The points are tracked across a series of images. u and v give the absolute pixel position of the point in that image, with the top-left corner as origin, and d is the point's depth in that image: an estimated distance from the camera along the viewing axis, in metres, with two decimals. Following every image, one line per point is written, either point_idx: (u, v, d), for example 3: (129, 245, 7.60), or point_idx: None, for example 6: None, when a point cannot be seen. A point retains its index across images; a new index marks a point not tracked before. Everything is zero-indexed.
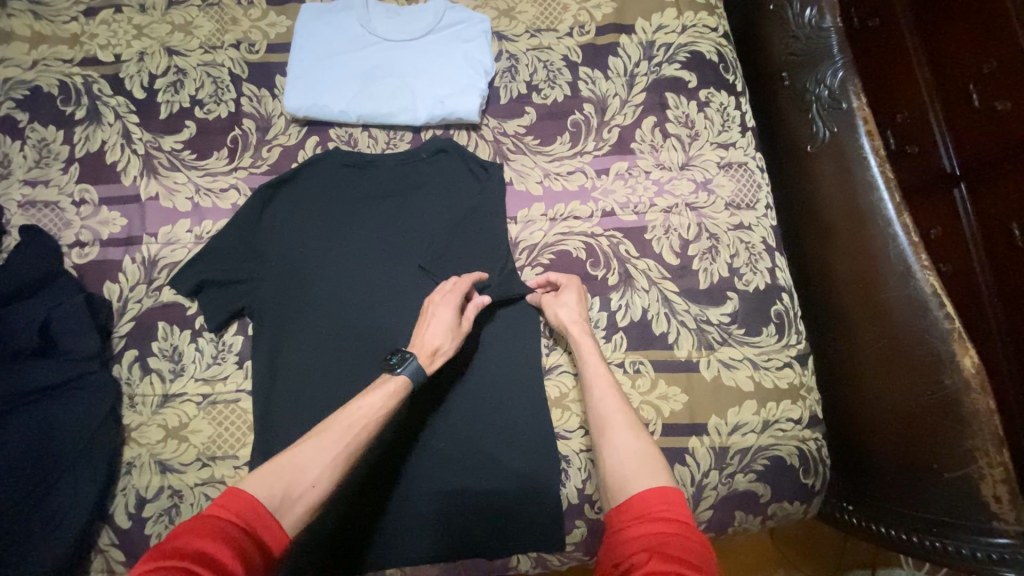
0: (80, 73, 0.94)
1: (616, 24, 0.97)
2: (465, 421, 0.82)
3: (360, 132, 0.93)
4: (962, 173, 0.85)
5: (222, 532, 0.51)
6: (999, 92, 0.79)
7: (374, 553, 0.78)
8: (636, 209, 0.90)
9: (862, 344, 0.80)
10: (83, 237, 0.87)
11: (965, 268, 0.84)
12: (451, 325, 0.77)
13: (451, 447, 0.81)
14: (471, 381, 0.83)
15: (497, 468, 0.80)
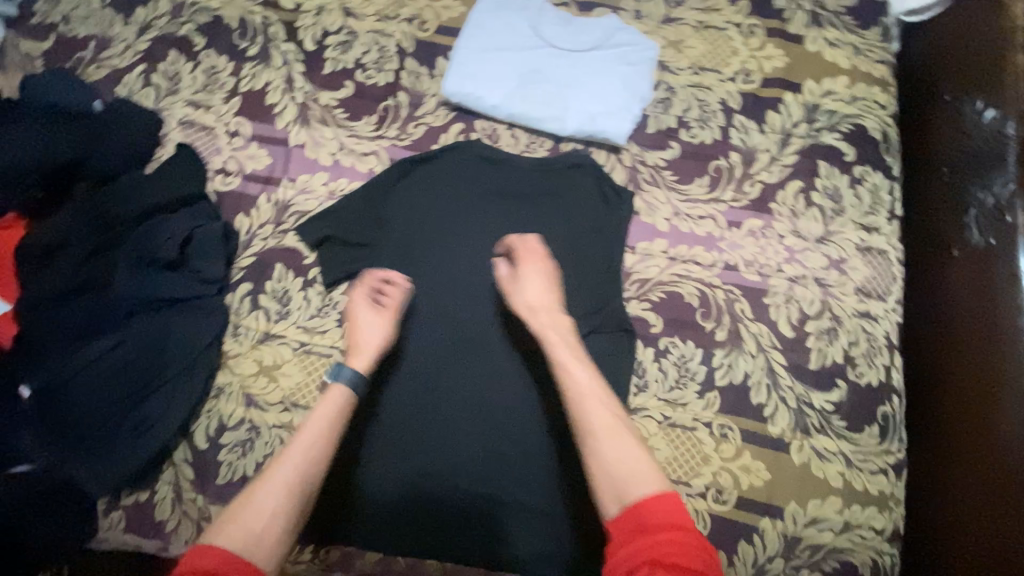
0: (261, 13, 0.99)
1: (783, 80, 0.94)
2: (498, 427, 0.79)
3: (504, 129, 0.93)
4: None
5: None
6: None
7: (373, 535, 0.76)
8: (760, 270, 0.87)
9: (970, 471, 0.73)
10: (228, 166, 0.91)
11: None
12: (371, 315, 0.77)
13: (474, 451, 0.78)
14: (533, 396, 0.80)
15: (519, 486, 0.77)
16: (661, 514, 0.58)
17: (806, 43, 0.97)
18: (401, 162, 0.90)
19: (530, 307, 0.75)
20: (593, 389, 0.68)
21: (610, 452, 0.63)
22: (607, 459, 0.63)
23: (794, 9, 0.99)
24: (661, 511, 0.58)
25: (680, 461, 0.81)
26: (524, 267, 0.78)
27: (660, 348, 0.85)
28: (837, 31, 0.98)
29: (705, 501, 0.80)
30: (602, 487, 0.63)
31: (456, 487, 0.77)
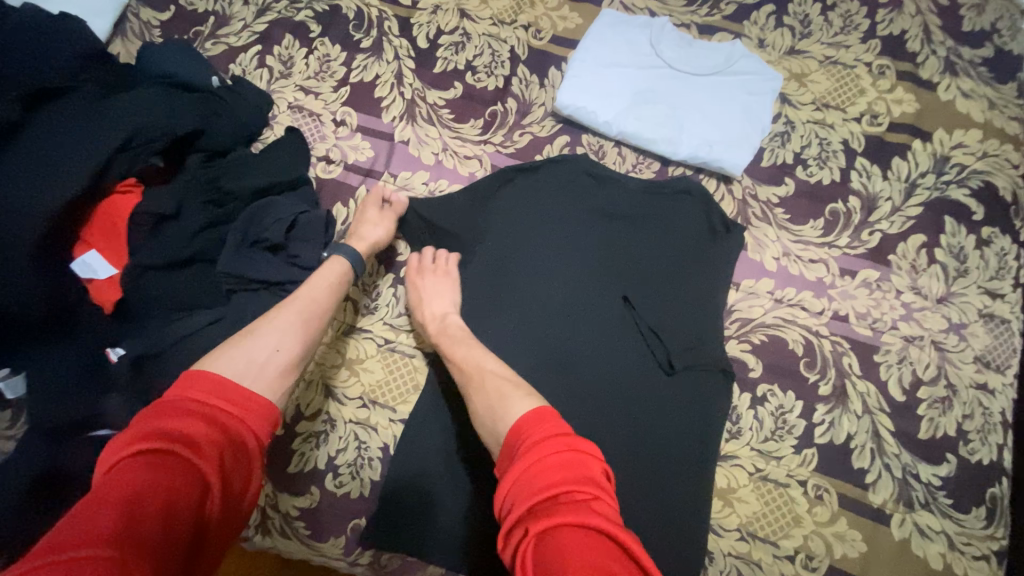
0: (377, 6, 0.99)
1: (912, 126, 0.89)
2: None
3: (611, 147, 0.91)
4: None
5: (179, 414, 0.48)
6: None
7: (443, 548, 0.75)
8: (873, 325, 0.81)
9: None
10: (332, 154, 0.92)
11: None
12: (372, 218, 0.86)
13: None
14: (624, 429, 0.77)
15: None
16: (540, 432, 0.54)
17: (939, 91, 0.91)
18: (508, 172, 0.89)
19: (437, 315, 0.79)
20: (481, 364, 0.69)
21: (501, 409, 0.61)
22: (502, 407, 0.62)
23: (928, 53, 0.93)
24: (538, 429, 0.55)
25: (768, 519, 0.76)
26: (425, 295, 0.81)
27: (757, 394, 0.80)
28: (972, 82, 0.92)
29: (792, 565, 0.75)
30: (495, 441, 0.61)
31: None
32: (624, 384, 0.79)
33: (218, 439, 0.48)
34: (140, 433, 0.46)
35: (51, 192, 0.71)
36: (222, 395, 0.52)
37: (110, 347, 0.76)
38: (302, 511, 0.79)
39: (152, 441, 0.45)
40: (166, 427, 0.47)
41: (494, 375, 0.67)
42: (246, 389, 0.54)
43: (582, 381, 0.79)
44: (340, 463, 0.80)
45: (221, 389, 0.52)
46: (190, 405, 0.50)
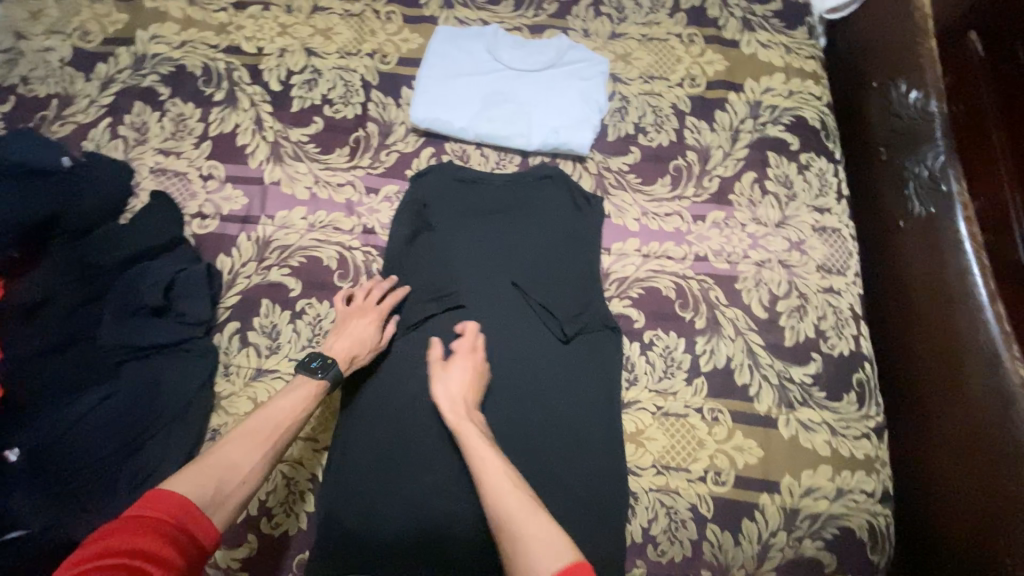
0: (224, 59, 1.01)
1: (725, 81, 1.02)
2: (521, 438, 0.81)
3: (473, 149, 0.98)
4: None
5: (151, 533, 0.51)
6: None
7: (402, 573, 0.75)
8: (729, 258, 0.92)
9: (941, 428, 0.82)
10: (205, 209, 0.93)
11: None
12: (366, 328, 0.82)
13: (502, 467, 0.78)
14: (552, 406, 0.82)
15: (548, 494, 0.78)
16: None
17: (742, 47, 1.04)
18: (394, 195, 0.94)
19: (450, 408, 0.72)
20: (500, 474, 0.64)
21: (524, 538, 0.56)
22: (524, 529, 0.57)
23: (727, 16, 1.06)
24: None
25: (677, 449, 0.84)
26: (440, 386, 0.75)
27: (645, 342, 0.89)
28: (768, 33, 1.06)
29: (705, 485, 0.83)
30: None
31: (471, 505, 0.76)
32: (533, 364, 0.84)
33: (180, 563, 0.52)
34: (112, 546, 0.49)
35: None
36: (187, 519, 0.55)
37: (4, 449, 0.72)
38: (245, 564, 0.79)
39: (123, 556, 0.48)
40: (145, 547, 0.50)
41: (518, 494, 0.61)
42: (205, 514, 0.56)
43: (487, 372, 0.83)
44: (272, 505, 0.81)
45: (185, 509, 0.55)
46: (165, 527, 0.53)
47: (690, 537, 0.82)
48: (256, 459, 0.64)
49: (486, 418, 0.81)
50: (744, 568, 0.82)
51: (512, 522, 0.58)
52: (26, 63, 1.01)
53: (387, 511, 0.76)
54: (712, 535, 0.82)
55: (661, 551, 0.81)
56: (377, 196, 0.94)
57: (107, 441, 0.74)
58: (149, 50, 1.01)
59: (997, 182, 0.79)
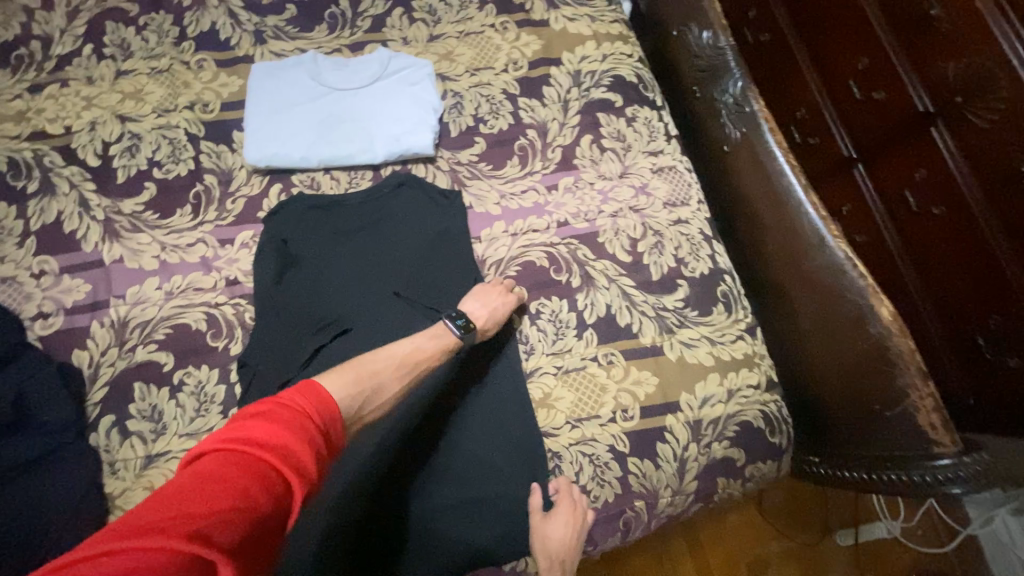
0: (28, 147, 0.94)
1: (545, 58, 1.09)
2: (445, 433, 0.85)
3: (322, 175, 0.98)
4: (857, 156, 1.05)
5: (291, 413, 0.51)
6: (872, 85, 1.00)
7: None
8: (586, 217, 0.99)
9: (800, 306, 0.98)
10: (45, 308, 0.86)
11: (877, 238, 1.01)
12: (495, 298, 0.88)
13: (444, 461, 0.83)
14: (467, 395, 0.88)
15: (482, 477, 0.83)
16: None
17: (552, 24, 1.12)
18: (251, 240, 0.92)
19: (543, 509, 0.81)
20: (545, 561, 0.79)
21: None
22: None
23: None
24: None
25: (584, 401, 0.90)
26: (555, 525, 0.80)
27: (532, 313, 0.94)
28: (573, 7, 1.14)
29: (617, 424, 0.90)
30: None
31: (422, 510, 0.81)
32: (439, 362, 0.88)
33: (314, 449, 0.50)
34: (244, 423, 0.48)
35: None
36: (318, 409, 0.54)
37: None
38: None
39: (254, 432, 0.47)
40: (274, 428, 0.48)
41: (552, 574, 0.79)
42: (331, 407, 0.56)
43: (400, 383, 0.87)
44: None
45: (316, 400, 0.55)
46: (302, 409, 0.52)
47: (617, 476, 0.88)
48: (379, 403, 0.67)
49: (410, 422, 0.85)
50: (670, 487, 0.90)
51: None
52: None
53: (327, 542, 0.77)
54: (635, 467, 0.89)
55: (595, 497, 0.87)
56: (233, 246, 0.92)
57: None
58: None
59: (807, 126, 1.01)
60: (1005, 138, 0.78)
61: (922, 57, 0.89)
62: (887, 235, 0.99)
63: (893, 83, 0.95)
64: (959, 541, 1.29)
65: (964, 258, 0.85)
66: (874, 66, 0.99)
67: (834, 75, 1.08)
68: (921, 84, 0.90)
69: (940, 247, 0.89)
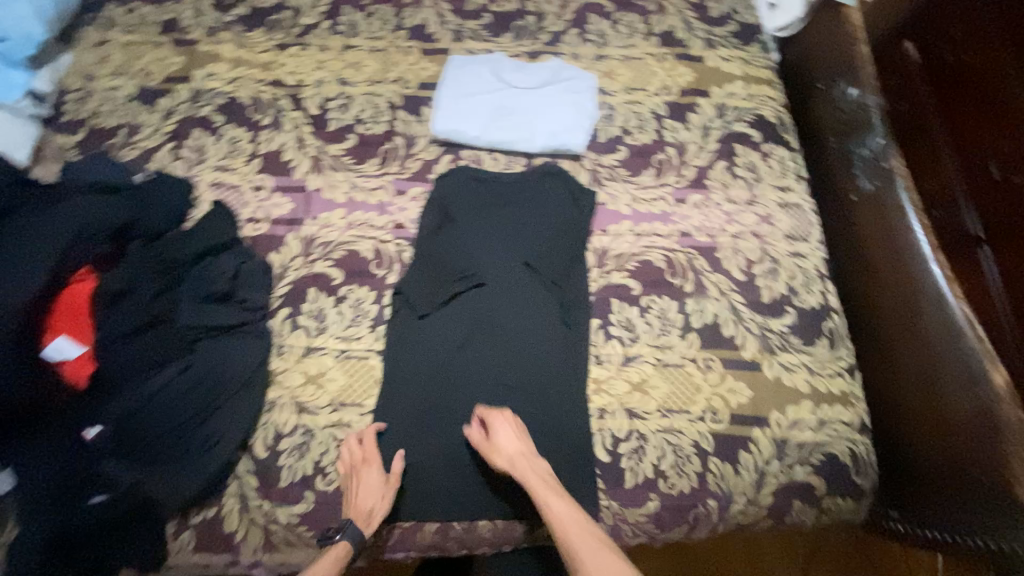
0: (269, 91, 1.18)
1: (695, 89, 1.21)
2: (547, 390, 0.96)
3: (485, 154, 1.14)
4: (987, 236, 1.00)
5: None
6: (1014, 168, 0.96)
7: (446, 502, 0.91)
8: (709, 232, 1.08)
9: (905, 360, 1.00)
10: (257, 214, 1.06)
11: (995, 321, 0.95)
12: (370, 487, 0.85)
13: (540, 414, 0.95)
14: (569, 361, 0.98)
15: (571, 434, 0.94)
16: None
17: (706, 61, 1.24)
18: (420, 195, 1.10)
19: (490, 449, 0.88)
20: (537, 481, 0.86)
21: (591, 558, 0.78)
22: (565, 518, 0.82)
23: (691, 37, 1.26)
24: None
25: (678, 395, 0.97)
26: (501, 435, 0.89)
27: (642, 306, 1.03)
28: (727, 49, 1.26)
29: (705, 423, 0.95)
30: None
31: None
32: (557, 333, 1.00)
33: None
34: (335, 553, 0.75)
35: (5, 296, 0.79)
36: None
37: (82, 430, 0.82)
38: (301, 519, 0.87)
39: None
40: None
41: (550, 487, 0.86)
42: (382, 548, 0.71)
43: (518, 339, 0.99)
44: (326, 464, 0.89)
45: None
46: None
47: (696, 470, 0.93)
48: None
49: (517, 374, 0.97)
50: (745, 495, 0.93)
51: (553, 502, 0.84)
52: (97, 100, 1.17)
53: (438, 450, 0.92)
54: (715, 467, 0.94)
55: (671, 484, 0.93)
56: (405, 196, 1.10)
57: (182, 411, 0.86)
58: (205, 85, 1.19)
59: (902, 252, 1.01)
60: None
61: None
62: (1005, 317, 0.94)
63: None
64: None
65: None
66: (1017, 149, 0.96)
67: (975, 151, 1.05)
68: None
69: None
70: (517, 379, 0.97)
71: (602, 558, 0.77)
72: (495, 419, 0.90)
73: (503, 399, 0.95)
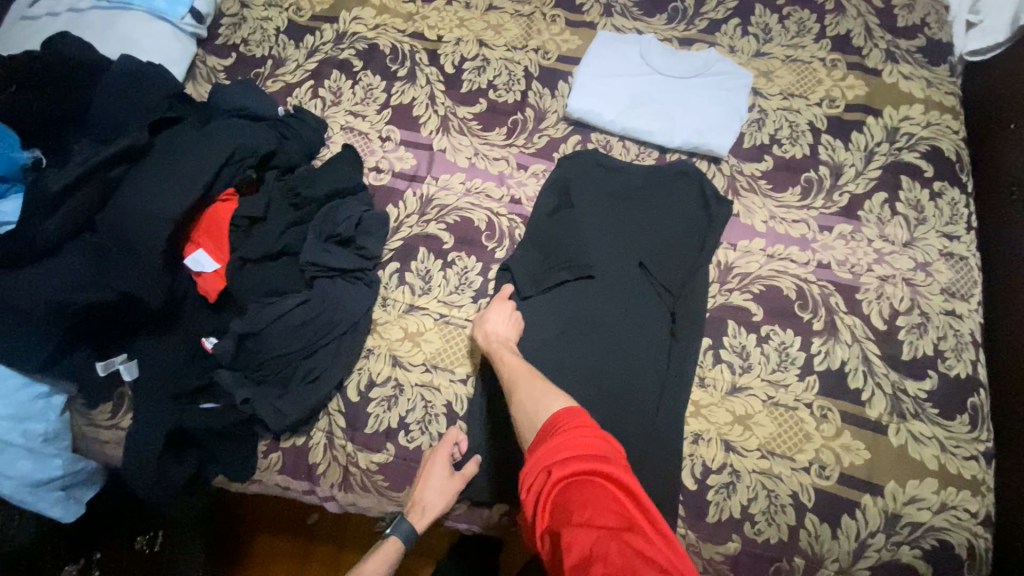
0: (409, 42, 1.17)
1: (864, 105, 1.07)
2: (641, 401, 0.91)
3: (616, 141, 1.08)
4: None
5: None
6: None
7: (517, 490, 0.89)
8: (852, 269, 0.97)
9: None
10: (380, 165, 1.07)
11: None
12: (438, 484, 0.86)
13: (630, 424, 0.89)
14: (670, 377, 0.93)
15: (659, 454, 0.88)
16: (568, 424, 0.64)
17: (884, 75, 1.09)
18: (541, 172, 1.06)
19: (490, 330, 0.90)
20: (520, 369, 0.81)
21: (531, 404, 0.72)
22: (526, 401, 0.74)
23: (871, 46, 1.11)
24: (572, 427, 0.63)
25: (784, 438, 0.89)
26: (491, 314, 0.92)
27: (761, 334, 0.94)
28: (911, 65, 1.10)
29: (808, 475, 0.87)
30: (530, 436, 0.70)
31: None
32: (662, 344, 0.94)
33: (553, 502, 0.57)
34: None
35: (167, 203, 0.82)
36: None
37: (204, 337, 0.88)
38: (380, 467, 0.91)
39: None
40: None
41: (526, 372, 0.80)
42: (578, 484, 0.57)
43: (621, 342, 0.94)
44: (410, 421, 0.92)
45: None
46: None
47: (789, 522, 0.86)
48: None
49: (615, 378, 0.92)
50: (838, 562, 0.85)
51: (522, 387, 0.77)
52: (249, 28, 1.21)
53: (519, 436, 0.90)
54: (810, 524, 0.86)
55: (758, 530, 0.86)
56: (526, 172, 1.06)
57: (289, 344, 0.88)
58: (349, 28, 1.19)
59: None
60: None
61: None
62: None
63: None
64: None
65: None
66: None
67: None
68: None
69: None
70: (610, 382, 0.91)
71: (544, 390, 0.74)
72: (488, 308, 0.93)
73: (595, 400, 0.90)
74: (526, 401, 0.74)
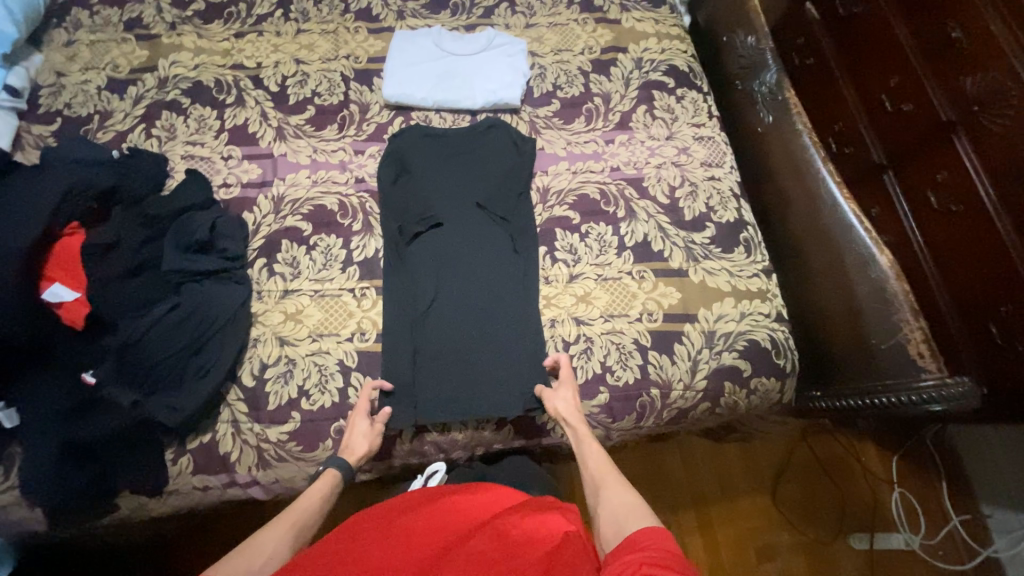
0: (231, 74, 1.29)
1: (615, 46, 1.36)
2: (503, 308, 1.08)
3: (433, 114, 1.28)
4: (888, 163, 1.14)
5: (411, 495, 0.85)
6: (901, 99, 1.10)
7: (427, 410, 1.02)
8: (636, 166, 1.23)
9: (811, 258, 1.16)
10: (228, 180, 1.17)
11: (900, 235, 1.10)
12: (366, 427, 0.98)
13: (501, 330, 1.07)
14: (522, 283, 1.11)
15: (527, 345, 1.06)
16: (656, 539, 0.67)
17: (624, 23, 1.40)
18: (377, 153, 1.22)
19: (569, 411, 0.99)
20: (600, 459, 0.92)
21: (614, 501, 0.82)
22: (614, 503, 0.81)
23: (609, 3, 1.42)
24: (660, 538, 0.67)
25: (617, 302, 1.10)
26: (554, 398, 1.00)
27: (582, 232, 1.16)
28: (641, 12, 1.42)
29: (642, 323, 1.09)
30: (607, 522, 0.79)
31: (482, 362, 1.05)
32: (511, 261, 1.13)
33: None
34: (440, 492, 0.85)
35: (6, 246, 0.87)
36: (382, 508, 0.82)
37: (83, 373, 0.92)
38: (290, 436, 0.99)
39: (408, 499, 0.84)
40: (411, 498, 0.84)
41: (610, 473, 0.89)
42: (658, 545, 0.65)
43: (480, 267, 1.11)
44: (309, 387, 1.01)
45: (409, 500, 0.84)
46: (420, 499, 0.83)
47: (638, 363, 1.06)
48: (285, 532, 0.80)
49: (479, 298, 1.09)
50: (683, 381, 1.07)
51: (604, 493, 0.85)
52: (70, 93, 1.26)
53: (415, 365, 1.04)
54: (654, 359, 1.07)
55: (618, 376, 1.05)
56: (364, 155, 1.22)
57: (170, 347, 0.95)
58: (170, 72, 1.29)
59: (799, 171, 1.18)
60: (1016, 141, 0.87)
61: (945, 73, 1.00)
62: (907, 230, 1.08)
63: (920, 98, 1.05)
64: (979, 561, 1.40)
65: (975, 250, 0.94)
66: (903, 83, 1.10)
67: (871, 92, 1.19)
68: (943, 97, 1.01)
69: (958, 237, 0.97)
70: (477, 302, 1.08)
71: (625, 493, 0.83)
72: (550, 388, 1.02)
73: (469, 319, 1.07)
74: (610, 498, 0.82)
